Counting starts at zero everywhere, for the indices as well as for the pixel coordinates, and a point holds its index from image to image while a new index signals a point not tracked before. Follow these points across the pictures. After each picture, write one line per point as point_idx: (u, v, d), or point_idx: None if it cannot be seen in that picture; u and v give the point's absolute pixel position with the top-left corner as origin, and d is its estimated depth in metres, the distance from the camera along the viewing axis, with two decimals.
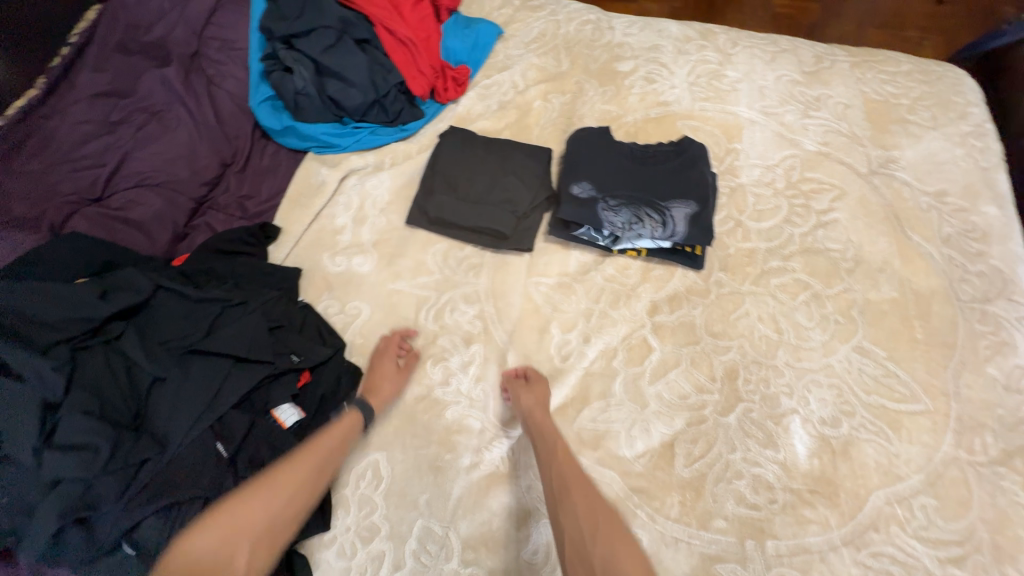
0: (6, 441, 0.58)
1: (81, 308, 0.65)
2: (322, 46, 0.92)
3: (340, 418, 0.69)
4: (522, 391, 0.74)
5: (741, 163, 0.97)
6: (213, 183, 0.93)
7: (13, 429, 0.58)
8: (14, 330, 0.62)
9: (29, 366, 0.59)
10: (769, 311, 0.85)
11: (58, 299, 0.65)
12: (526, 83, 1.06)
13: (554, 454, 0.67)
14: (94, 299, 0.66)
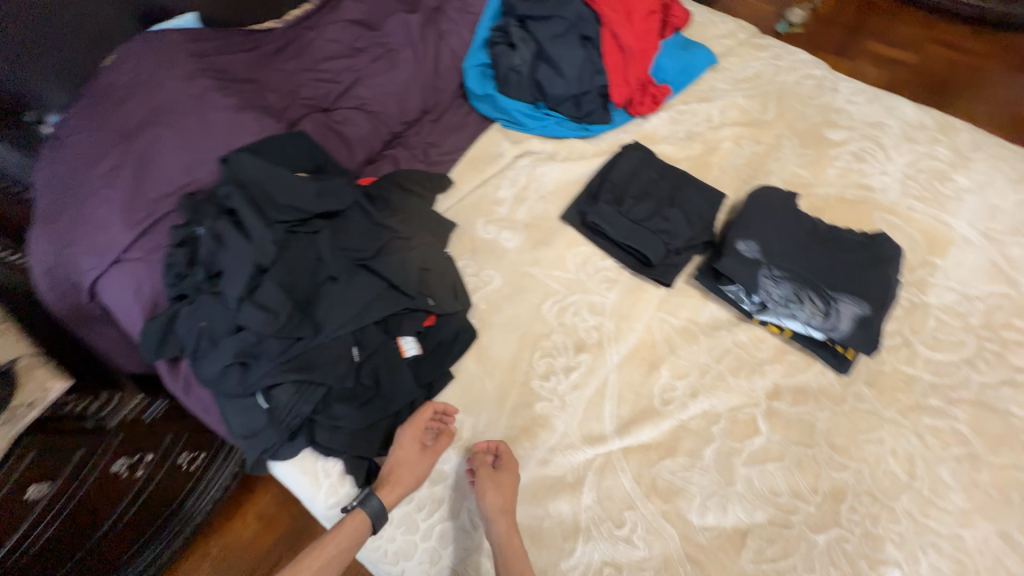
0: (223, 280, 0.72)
1: (302, 201, 0.78)
2: (551, 34, 0.97)
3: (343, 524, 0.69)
4: (488, 486, 0.69)
5: (934, 281, 0.86)
6: (410, 124, 1.05)
7: (230, 274, 0.72)
8: (254, 199, 0.77)
9: (257, 231, 0.74)
10: (907, 450, 0.76)
11: (288, 186, 0.78)
12: (722, 119, 1.02)
13: (504, 548, 0.66)
14: (312, 196, 0.79)
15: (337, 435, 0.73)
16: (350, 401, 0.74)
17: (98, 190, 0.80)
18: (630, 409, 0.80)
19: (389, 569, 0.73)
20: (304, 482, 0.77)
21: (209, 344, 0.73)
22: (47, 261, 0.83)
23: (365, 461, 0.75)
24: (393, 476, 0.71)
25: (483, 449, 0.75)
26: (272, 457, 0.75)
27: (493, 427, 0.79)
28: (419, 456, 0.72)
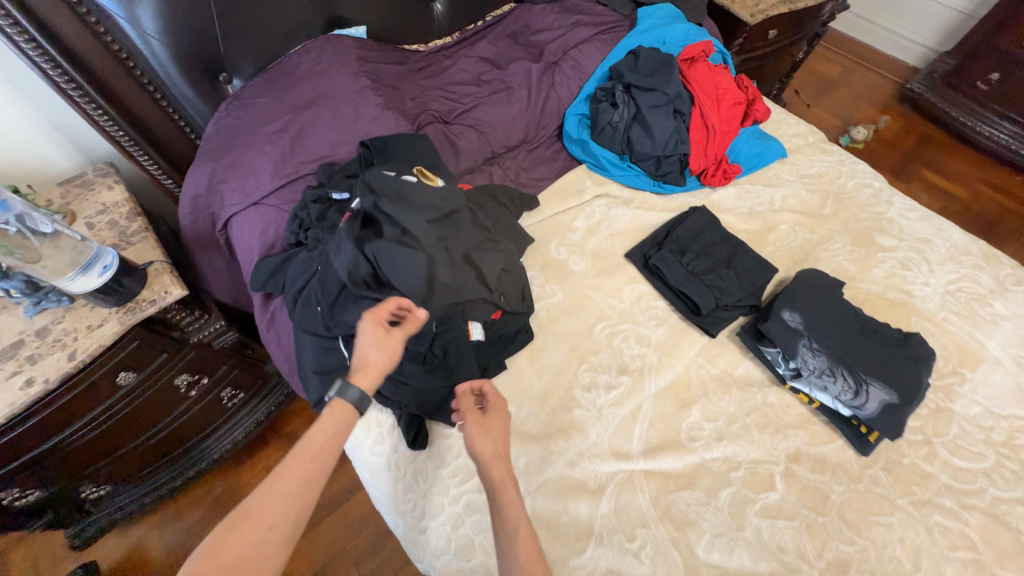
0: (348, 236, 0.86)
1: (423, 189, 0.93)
2: (651, 102, 1.11)
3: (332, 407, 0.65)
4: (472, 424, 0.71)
5: (960, 392, 0.92)
6: (509, 149, 1.21)
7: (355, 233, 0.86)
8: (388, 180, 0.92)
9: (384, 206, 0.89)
10: (915, 541, 0.79)
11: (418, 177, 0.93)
12: (783, 205, 1.14)
13: (498, 493, 0.65)
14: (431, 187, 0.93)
15: (402, 391, 0.82)
16: (419, 364, 0.83)
17: (261, 145, 0.97)
18: (657, 436, 0.87)
19: (413, 522, 0.81)
20: (356, 426, 0.88)
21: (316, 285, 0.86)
22: (198, 188, 0.98)
23: (418, 420, 0.84)
24: (365, 367, 0.68)
25: (468, 391, 0.76)
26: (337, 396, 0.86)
27: (532, 420, 0.87)
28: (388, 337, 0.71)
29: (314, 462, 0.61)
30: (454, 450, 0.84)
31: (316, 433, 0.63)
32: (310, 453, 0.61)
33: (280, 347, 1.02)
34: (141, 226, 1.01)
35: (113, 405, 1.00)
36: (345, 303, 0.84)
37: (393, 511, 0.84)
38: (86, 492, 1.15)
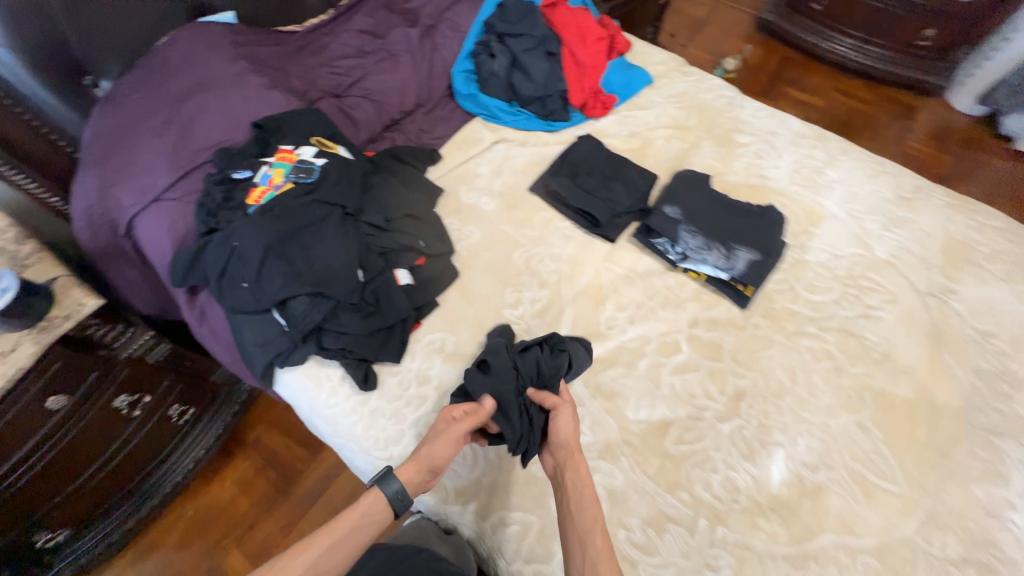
0: (265, 214, 0.91)
1: (334, 165, 0.99)
2: (523, 48, 1.24)
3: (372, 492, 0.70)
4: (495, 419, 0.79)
5: (811, 244, 1.11)
6: (406, 114, 1.27)
7: (274, 214, 0.91)
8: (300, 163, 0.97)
9: (297, 184, 0.95)
10: (791, 363, 0.97)
11: (331, 158, 1.00)
12: (657, 124, 1.30)
13: (567, 467, 0.74)
14: (340, 163, 1.00)
15: (343, 339, 0.89)
16: (356, 312, 0.91)
17: (148, 141, 0.97)
18: (581, 332, 1.00)
19: (379, 454, 0.88)
20: (308, 385, 0.93)
21: (237, 262, 0.89)
22: (91, 198, 0.97)
23: (365, 363, 0.91)
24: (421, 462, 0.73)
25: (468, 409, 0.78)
26: (283, 362, 0.92)
27: (471, 341, 0.97)
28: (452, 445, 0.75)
29: (336, 545, 0.64)
30: (404, 383, 0.92)
31: (348, 517, 0.68)
32: (335, 534, 0.65)
33: (217, 338, 1.04)
34: (34, 248, 0.97)
35: (60, 437, 0.99)
36: (270, 273, 0.89)
37: (359, 452, 0.91)
38: (41, 540, 1.10)
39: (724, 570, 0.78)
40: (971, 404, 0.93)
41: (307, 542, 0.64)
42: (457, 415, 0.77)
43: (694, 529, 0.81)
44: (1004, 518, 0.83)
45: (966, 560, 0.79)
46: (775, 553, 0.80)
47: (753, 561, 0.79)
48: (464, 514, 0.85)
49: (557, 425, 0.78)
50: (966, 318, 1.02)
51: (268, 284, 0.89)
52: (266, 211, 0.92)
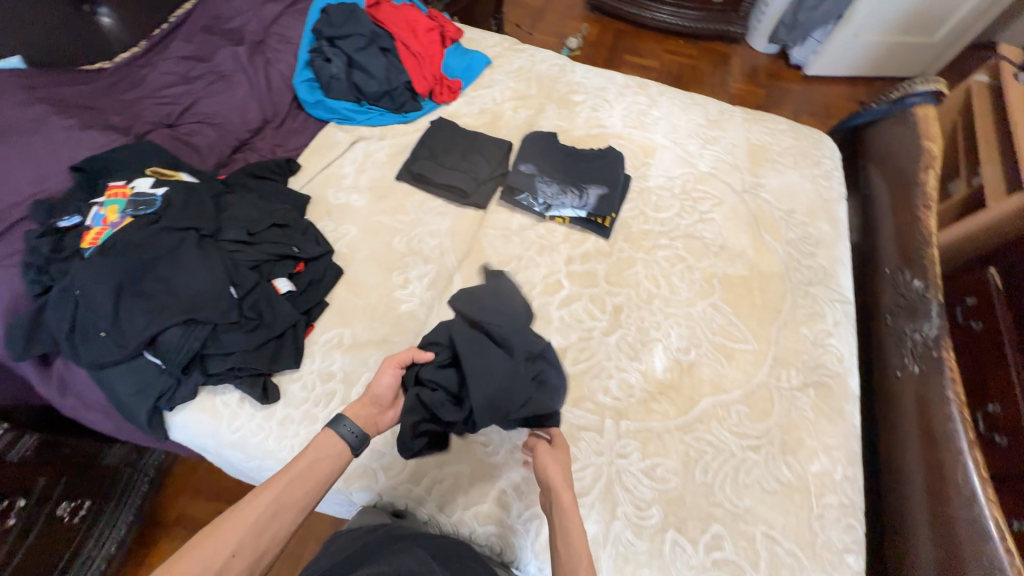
0: (110, 254, 0.85)
1: (177, 191, 0.95)
2: (356, 48, 1.29)
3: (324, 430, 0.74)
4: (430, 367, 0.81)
5: (650, 173, 1.29)
6: (255, 132, 1.24)
7: (119, 252, 0.85)
8: (136, 198, 0.92)
9: (139, 218, 0.90)
10: (653, 273, 1.13)
11: (172, 185, 0.95)
12: (503, 98, 1.41)
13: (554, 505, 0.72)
14: (185, 188, 0.96)
15: (230, 358, 0.87)
16: (237, 329, 0.89)
17: None
18: None
19: None
20: (205, 419, 0.89)
21: (85, 311, 0.83)
22: None
23: (261, 377, 0.89)
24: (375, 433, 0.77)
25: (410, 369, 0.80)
26: (169, 401, 0.87)
27: (369, 329, 1.00)
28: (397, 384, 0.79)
29: (295, 485, 0.67)
30: (307, 386, 0.92)
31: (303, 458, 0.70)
32: (290, 477, 0.68)
33: (89, 405, 0.96)
34: None
35: None
36: (128, 313, 0.84)
37: (277, 467, 0.88)
38: None
39: (633, 454, 0.90)
40: (789, 267, 1.15)
41: (265, 485, 0.66)
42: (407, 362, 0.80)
43: (602, 429, 0.92)
44: (826, 344, 1.04)
45: (807, 383, 0.99)
46: (670, 426, 0.93)
47: (654, 438, 0.92)
48: (397, 489, 0.88)
49: (540, 466, 0.75)
50: (773, 203, 1.25)
51: (129, 324, 0.83)
52: (109, 250, 0.86)
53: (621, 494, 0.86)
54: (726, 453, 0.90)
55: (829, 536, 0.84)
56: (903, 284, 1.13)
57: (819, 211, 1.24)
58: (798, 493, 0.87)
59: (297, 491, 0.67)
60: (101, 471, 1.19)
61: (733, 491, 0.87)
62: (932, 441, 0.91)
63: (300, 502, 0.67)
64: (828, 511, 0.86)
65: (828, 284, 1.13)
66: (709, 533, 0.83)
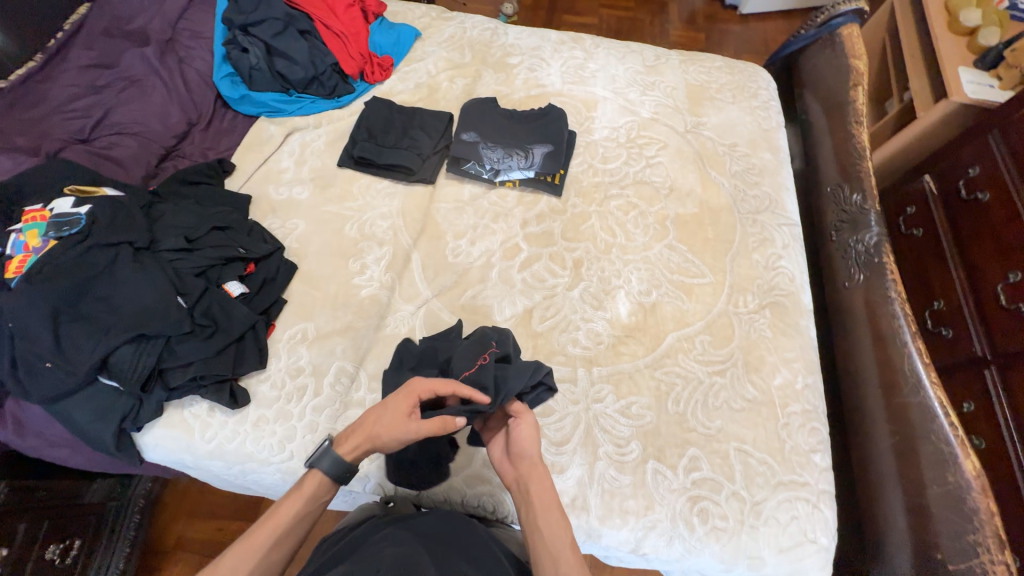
0: (37, 281, 0.80)
1: (101, 207, 0.90)
2: (272, 33, 1.24)
3: (311, 476, 0.71)
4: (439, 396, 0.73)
5: (594, 126, 1.29)
6: (182, 137, 1.17)
7: (46, 278, 0.81)
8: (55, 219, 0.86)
9: (63, 240, 0.85)
10: (608, 223, 1.14)
11: (95, 202, 0.90)
12: (437, 69, 1.37)
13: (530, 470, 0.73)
14: (110, 203, 0.91)
15: (190, 368, 0.84)
16: (193, 338, 0.86)
17: None
18: (431, 270, 1.06)
19: (279, 459, 0.86)
20: (177, 434, 0.87)
21: (22, 342, 0.79)
22: None
23: (226, 383, 0.87)
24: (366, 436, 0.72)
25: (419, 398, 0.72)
26: (135, 420, 0.85)
27: (332, 320, 0.98)
28: (406, 422, 0.69)
29: (283, 538, 0.66)
30: (277, 385, 0.91)
31: (287, 510, 0.68)
32: (277, 530, 0.66)
33: (52, 441, 0.92)
34: None
35: None
36: (71, 338, 0.80)
37: (260, 469, 0.87)
38: None
39: (608, 397, 0.93)
40: (736, 199, 1.18)
41: (249, 540, 0.65)
42: (425, 392, 0.71)
43: (576, 379, 0.95)
44: (777, 266, 1.09)
45: (763, 305, 1.04)
46: (640, 365, 0.96)
47: (626, 378, 0.95)
48: (383, 470, 0.89)
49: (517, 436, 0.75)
50: (716, 139, 1.28)
51: (75, 349, 0.80)
52: (33, 276, 0.80)
53: (601, 435, 0.89)
54: (695, 381, 0.94)
55: (796, 441, 0.90)
56: (843, 200, 1.19)
57: (760, 142, 1.27)
58: (765, 408, 0.92)
59: (285, 542, 0.67)
60: (83, 510, 1.13)
61: (704, 415, 0.91)
62: (881, 340, 0.97)
63: (287, 549, 0.67)
64: (793, 418, 0.92)
65: (775, 210, 1.17)
66: (687, 457, 0.87)
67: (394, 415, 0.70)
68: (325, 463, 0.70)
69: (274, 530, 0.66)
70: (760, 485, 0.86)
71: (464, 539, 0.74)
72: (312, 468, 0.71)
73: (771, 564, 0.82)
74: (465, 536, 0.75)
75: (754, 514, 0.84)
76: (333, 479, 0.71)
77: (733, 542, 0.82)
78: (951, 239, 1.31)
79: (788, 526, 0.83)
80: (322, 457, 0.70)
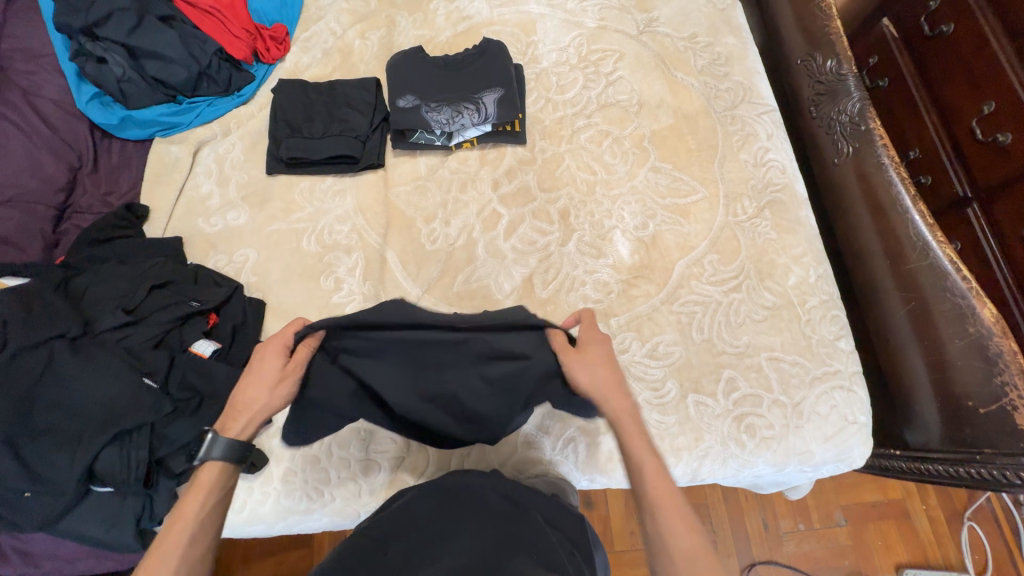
0: None
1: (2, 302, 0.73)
2: (126, 28, 0.99)
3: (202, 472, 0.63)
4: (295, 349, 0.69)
5: (540, 52, 1.14)
6: (69, 188, 0.98)
7: None
8: None
9: None
10: (584, 160, 1.04)
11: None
12: (342, 27, 1.16)
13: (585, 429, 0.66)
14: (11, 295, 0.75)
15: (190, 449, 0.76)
16: (180, 417, 0.76)
17: None
18: (413, 264, 0.96)
19: (321, 506, 0.82)
20: None
21: None
22: None
23: None
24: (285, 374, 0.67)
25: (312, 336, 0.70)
26: (152, 515, 0.77)
27: None
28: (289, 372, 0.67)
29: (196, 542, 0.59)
30: None
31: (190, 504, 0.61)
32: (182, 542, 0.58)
33: (67, 558, 0.85)
34: None
35: None
36: (41, 459, 0.70)
37: (304, 520, 0.83)
38: None
39: (633, 345, 0.90)
40: (709, 98, 1.09)
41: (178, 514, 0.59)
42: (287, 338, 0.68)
43: None
44: (767, 160, 1.03)
45: (761, 208, 0.99)
46: (656, 304, 0.92)
47: (646, 321, 0.91)
48: None
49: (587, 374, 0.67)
50: (673, 34, 1.15)
51: (51, 470, 0.70)
52: None
53: (636, 384, 0.87)
54: (714, 303, 0.92)
55: (821, 333, 0.91)
56: (816, 70, 1.11)
57: (719, 26, 1.15)
58: (786, 311, 0.91)
59: (201, 540, 0.59)
60: None
61: (730, 334, 0.90)
62: (880, 211, 0.96)
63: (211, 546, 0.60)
64: (814, 313, 0.92)
65: (751, 100, 1.08)
66: (723, 380, 0.87)
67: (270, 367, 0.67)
68: (216, 446, 0.63)
69: (182, 525, 0.59)
70: (798, 386, 0.87)
71: (468, 499, 0.74)
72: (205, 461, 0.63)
73: (820, 453, 0.86)
74: (475, 495, 0.74)
75: (797, 415, 0.86)
76: (233, 461, 0.65)
77: (783, 446, 0.85)
78: (919, 82, 1.24)
79: (829, 416, 0.86)
80: (211, 449, 0.63)
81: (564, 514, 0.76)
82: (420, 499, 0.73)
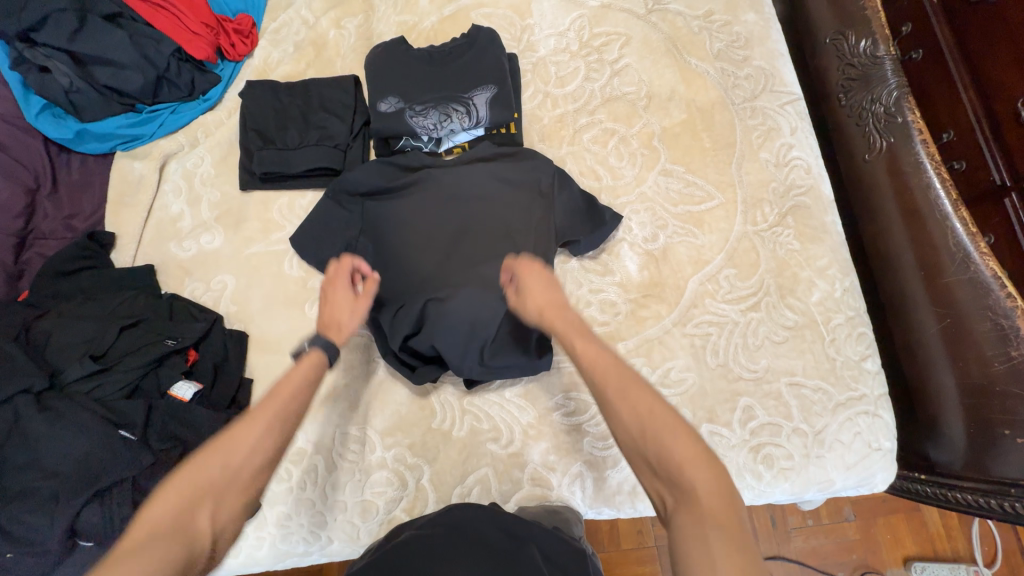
0: None
1: None
2: (67, 31, 0.88)
3: (302, 360, 0.65)
4: (338, 285, 0.75)
5: (536, 38, 1.02)
6: (29, 214, 0.89)
7: None
8: None
9: None
10: (588, 164, 0.95)
11: None
12: (315, 15, 1.04)
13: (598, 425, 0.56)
14: None
15: None
16: (161, 471, 0.72)
17: None
18: None
19: (318, 548, 0.79)
20: None
21: None
22: None
23: None
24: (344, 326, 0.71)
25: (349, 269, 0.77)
26: None
27: (315, 385, 0.84)
28: (354, 299, 0.74)
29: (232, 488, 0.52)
30: (283, 477, 0.80)
31: (297, 376, 0.62)
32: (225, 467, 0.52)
33: None
34: None
35: None
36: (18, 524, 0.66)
37: (301, 560, 0.81)
38: None
39: (643, 372, 0.84)
40: (726, 88, 0.97)
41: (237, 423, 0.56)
42: (343, 273, 0.76)
43: None
44: (790, 159, 0.93)
45: (783, 214, 0.90)
46: (667, 326, 0.86)
47: (657, 345, 0.85)
48: None
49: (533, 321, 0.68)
50: (687, 12, 1.02)
51: (30, 535, 0.66)
52: None
53: None
54: (730, 324, 0.85)
55: (846, 353, 0.84)
56: (847, 51, 0.99)
57: (738, 1, 1.02)
58: (808, 330, 0.85)
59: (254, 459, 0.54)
60: None
61: (747, 358, 0.84)
62: (915, 216, 0.86)
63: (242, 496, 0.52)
64: (839, 331, 0.85)
65: (773, 88, 0.97)
66: (740, 409, 0.81)
67: (346, 295, 0.74)
68: (320, 342, 0.67)
69: (258, 428, 0.56)
70: (819, 413, 0.81)
71: (470, 533, 0.65)
72: (305, 350, 0.66)
73: (841, 482, 0.81)
74: (477, 528, 0.65)
75: (817, 444, 0.81)
76: (328, 357, 0.67)
77: (802, 477, 0.80)
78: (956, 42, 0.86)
79: (852, 444, 0.81)
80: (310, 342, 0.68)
81: (574, 557, 0.66)
82: (423, 537, 0.64)
